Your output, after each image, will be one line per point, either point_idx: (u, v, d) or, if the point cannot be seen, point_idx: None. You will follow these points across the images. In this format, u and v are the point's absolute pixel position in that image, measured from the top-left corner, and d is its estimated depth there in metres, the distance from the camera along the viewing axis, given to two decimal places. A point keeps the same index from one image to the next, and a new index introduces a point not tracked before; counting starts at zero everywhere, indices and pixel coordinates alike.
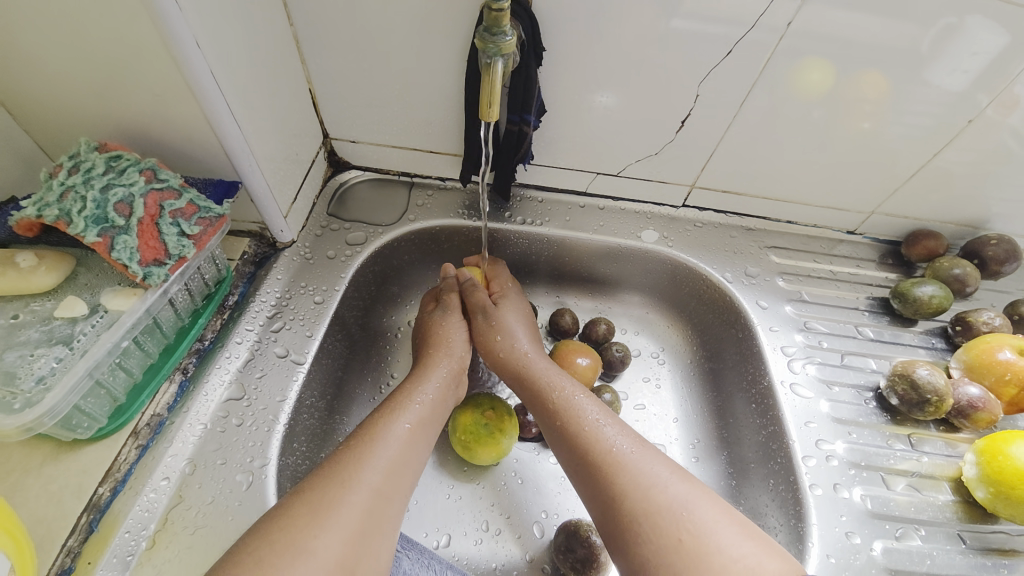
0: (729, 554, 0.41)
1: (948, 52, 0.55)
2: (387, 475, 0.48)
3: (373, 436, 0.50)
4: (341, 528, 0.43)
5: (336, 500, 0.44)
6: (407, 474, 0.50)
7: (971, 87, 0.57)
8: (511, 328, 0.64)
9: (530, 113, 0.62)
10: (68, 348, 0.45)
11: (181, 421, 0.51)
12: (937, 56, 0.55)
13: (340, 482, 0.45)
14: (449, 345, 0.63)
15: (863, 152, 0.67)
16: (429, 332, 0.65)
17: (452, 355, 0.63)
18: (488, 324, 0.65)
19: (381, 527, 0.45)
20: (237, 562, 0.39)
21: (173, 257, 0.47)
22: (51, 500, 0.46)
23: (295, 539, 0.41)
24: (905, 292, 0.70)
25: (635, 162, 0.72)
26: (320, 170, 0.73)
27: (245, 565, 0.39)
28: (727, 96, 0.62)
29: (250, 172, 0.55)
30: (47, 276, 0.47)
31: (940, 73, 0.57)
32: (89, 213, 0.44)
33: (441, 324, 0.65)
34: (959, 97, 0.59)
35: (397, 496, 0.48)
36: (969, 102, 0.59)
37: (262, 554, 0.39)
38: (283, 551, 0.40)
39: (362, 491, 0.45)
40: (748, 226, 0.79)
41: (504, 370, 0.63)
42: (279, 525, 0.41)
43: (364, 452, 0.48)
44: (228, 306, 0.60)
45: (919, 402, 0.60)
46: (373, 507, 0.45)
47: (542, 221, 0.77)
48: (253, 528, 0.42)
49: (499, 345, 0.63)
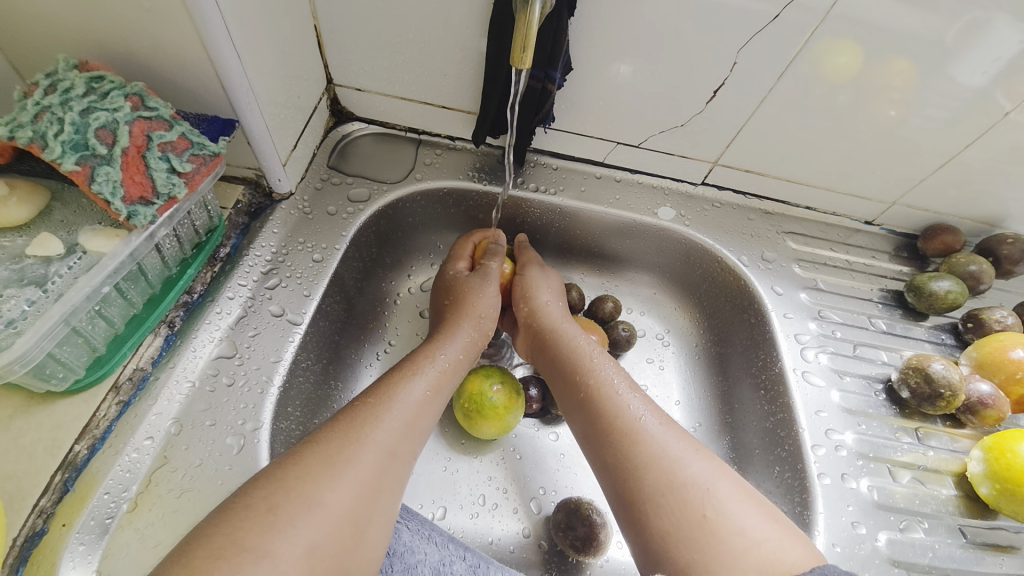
0: (751, 536, 0.39)
1: (973, 48, 0.52)
2: (401, 433, 0.46)
3: (389, 393, 0.48)
4: (352, 478, 0.40)
5: (349, 452, 0.42)
6: (419, 434, 0.48)
7: (989, 85, 0.55)
8: (543, 291, 0.65)
9: (557, 70, 0.57)
10: (41, 290, 0.40)
11: (167, 377, 0.48)
12: (960, 51, 0.53)
13: (356, 435, 0.43)
14: (479, 309, 0.61)
15: (893, 143, 0.63)
16: (458, 292, 0.63)
17: (480, 325, 0.61)
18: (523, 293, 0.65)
19: (392, 483, 0.43)
20: (246, 505, 0.36)
21: (161, 196, 0.43)
22: (22, 455, 0.42)
23: (308, 485, 0.38)
24: (920, 286, 0.68)
25: (659, 134, 0.67)
26: (321, 118, 0.67)
27: (256, 509, 0.36)
28: (763, 70, 0.58)
29: (247, 110, 0.50)
30: (20, 208, 0.42)
31: (965, 70, 0.54)
32: (66, 137, 0.39)
33: (472, 284, 0.63)
34: (976, 94, 0.56)
35: (409, 454, 0.46)
36: (987, 102, 0.56)
37: (274, 498, 0.37)
38: (297, 497, 0.37)
39: (375, 447, 0.43)
40: (766, 209, 0.76)
41: (536, 335, 0.62)
42: (292, 470, 0.39)
43: (380, 410, 0.46)
44: (219, 258, 0.56)
45: (931, 396, 0.59)
46: (386, 462, 0.43)
47: (556, 190, 0.73)
48: (263, 472, 0.39)
49: (533, 312, 0.63)
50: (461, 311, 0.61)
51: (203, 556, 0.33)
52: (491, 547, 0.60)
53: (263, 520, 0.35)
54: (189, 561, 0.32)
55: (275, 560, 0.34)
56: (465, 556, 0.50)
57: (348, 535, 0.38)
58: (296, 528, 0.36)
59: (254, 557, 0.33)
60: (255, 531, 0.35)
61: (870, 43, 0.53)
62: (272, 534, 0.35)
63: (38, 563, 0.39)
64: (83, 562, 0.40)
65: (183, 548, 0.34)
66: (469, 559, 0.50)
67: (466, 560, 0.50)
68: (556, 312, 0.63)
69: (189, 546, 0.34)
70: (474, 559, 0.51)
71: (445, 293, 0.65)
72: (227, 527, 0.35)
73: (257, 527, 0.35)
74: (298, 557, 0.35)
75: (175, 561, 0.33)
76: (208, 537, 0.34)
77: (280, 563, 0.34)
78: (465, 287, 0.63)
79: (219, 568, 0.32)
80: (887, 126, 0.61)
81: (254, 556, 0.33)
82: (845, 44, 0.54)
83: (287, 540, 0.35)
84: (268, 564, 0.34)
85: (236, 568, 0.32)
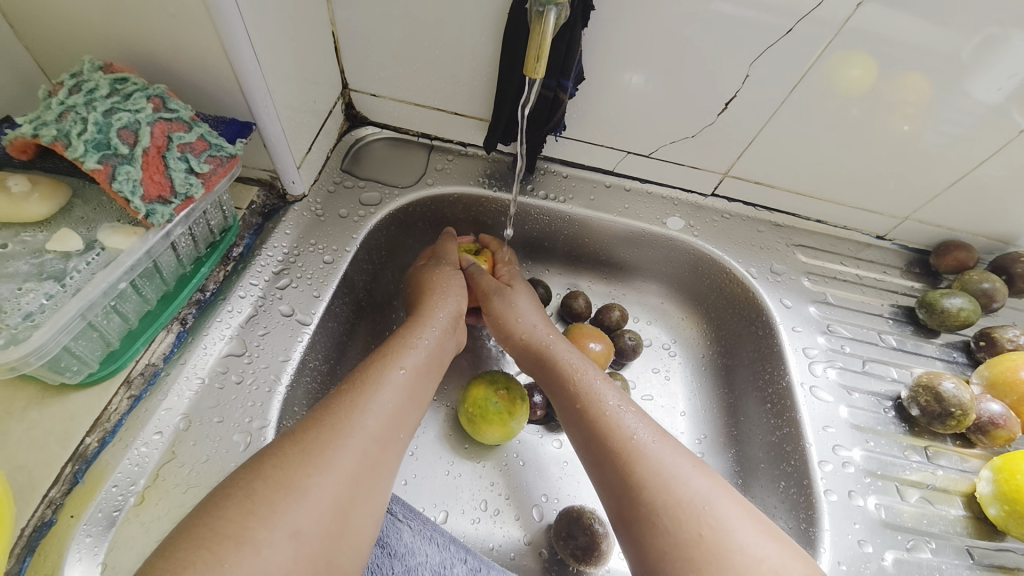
0: (751, 553, 0.39)
1: (990, 64, 0.52)
2: (384, 417, 0.46)
3: (369, 376, 0.48)
4: (334, 465, 0.41)
5: (329, 439, 0.42)
6: (406, 416, 0.48)
7: (1006, 101, 0.55)
8: (525, 311, 0.63)
9: (569, 79, 0.58)
10: (60, 285, 0.41)
11: (177, 373, 0.49)
12: (977, 67, 0.52)
13: (336, 422, 0.43)
14: (444, 290, 0.62)
15: (904, 158, 0.63)
16: (423, 283, 0.63)
17: (450, 300, 0.61)
18: (506, 304, 0.64)
19: (378, 467, 0.43)
20: (227, 495, 0.37)
21: (179, 195, 0.43)
22: (34, 446, 0.43)
23: (289, 475, 0.39)
24: (932, 303, 0.68)
25: (669, 144, 0.68)
26: (336, 122, 0.68)
27: (237, 497, 0.37)
28: (774, 84, 0.58)
29: (264, 114, 0.51)
30: (41, 204, 0.43)
31: (982, 85, 0.54)
32: (89, 137, 0.40)
33: (446, 283, 0.63)
34: (992, 110, 0.56)
35: (395, 438, 0.46)
36: (1005, 117, 0.56)
37: (254, 488, 0.38)
38: (276, 486, 0.38)
39: (358, 434, 0.43)
40: (776, 222, 0.75)
41: (524, 352, 0.62)
42: (273, 461, 0.40)
43: (360, 394, 0.46)
44: (232, 258, 0.56)
45: (941, 414, 0.58)
46: (369, 449, 0.43)
47: (565, 198, 0.73)
48: (246, 464, 0.40)
49: (515, 326, 0.62)
50: (430, 300, 0.61)
51: (186, 548, 0.34)
52: (492, 553, 0.60)
53: (243, 507, 0.36)
54: (173, 553, 0.34)
55: (258, 545, 0.35)
56: (465, 558, 0.50)
57: (335, 525, 0.39)
58: (277, 517, 0.37)
59: (235, 544, 0.35)
60: (236, 520, 0.36)
61: (885, 58, 0.53)
62: (253, 521, 0.36)
63: (46, 554, 0.40)
64: (90, 554, 0.40)
65: (166, 545, 0.35)
66: (469, 562, 0.50)
67: (467, 563, 0.50)
68: (544, 328, 0.62)
69: (173, 539, 0.35)
70: (474, 562, 0.50)
71: (416, 283, 0.64)
72: (209, 517, 0.36)
73: (239, 514, 0.36)
74: (282, 543, 0.36)
75: (156, 557, 0.34)
76: (190, 528, 0.35)
77: (263, 549, 0.35)
78: (435, 278, 0.63)
79: (202, 557, 0.34)
80: (900, 141, 0.61)
81: (237, 544, 0.35)
82: (858, 60, 0.54)
83: (270, 530, 0.36)
84: (252, 550, 0.35)
85: (221, 557, 0.34)
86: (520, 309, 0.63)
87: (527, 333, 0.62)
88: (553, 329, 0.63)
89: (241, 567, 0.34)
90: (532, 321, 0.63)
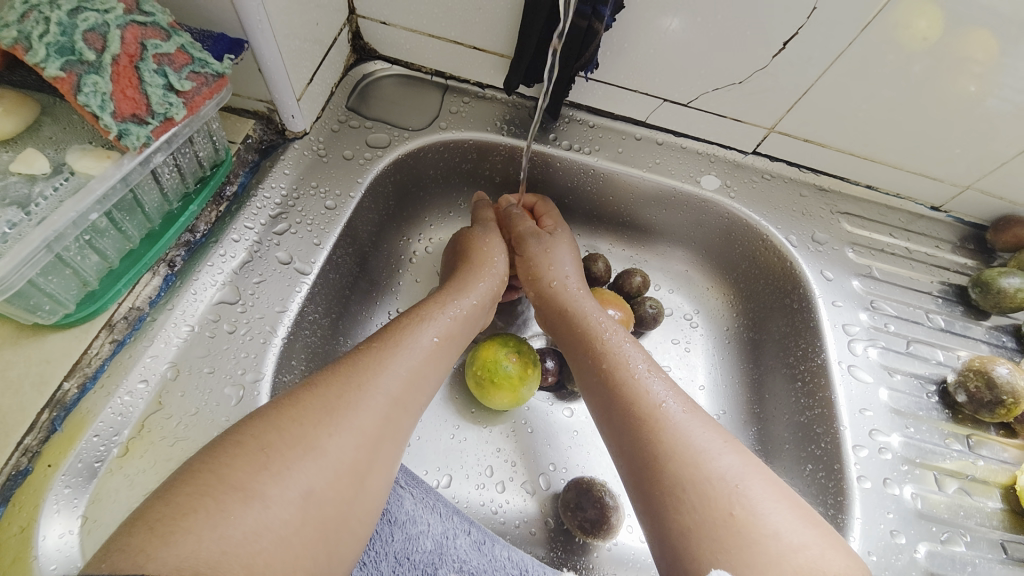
0: (786, 542, 0.35)
1: None
2: (408, 382, 0.43)
3: (397, 339, 0.45)
4: (355, 425, 0.38)
5: (351, 398, 0.39)
6: (429, 383, 0.45)
7: None
8: (561, 260, 0.60)
9: (607, 5, 0.49)
10: (23, 212, 0.37)
11: (164, 319, 0.45)
12: None
13: (359, 380, 0.40)
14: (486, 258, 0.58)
15: (970, 126, 0.55)
16: (465, 244, 0.60)
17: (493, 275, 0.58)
18: (541, 252, 0.60)
19: (397, 432, 0.41)
20: (237, 443, 0.34)
21: (157, 116, 0.39)
22: (9, 390, 0.40)
23: (306, 429, 0.36)
24: (988, 282, 0.61)
25: (712, 92, 0.60)
26: (341, 53, 0.61)
27: (249, 449, 0.34)
28: (831, 30, 0.50)
29: (257, 31, 0.45)
30: (5, 120, 0.38)
31: None
32: (52, 39, 0.34)
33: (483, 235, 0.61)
34: None
35: (416, 403, 0.43)
36: None
37: (266, 439, 0.34)
38: (292, 441, 0.35)
39: (379, 395, 0.40)
40: (821, 185, 0.68)
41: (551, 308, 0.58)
42: (286, 412, 0.36)
43: (386, 357, 0.43)
44: (225, 197, 0.52)
45: (991, 402, 0.54)
46: (390, 411, 0.40)
47: (591, 149, 0.66)
48: (254, 413, 0.36)
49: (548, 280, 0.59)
50: (472, 266, 0.57)
51: (189, 493, 0.31)
52: (496, 521, 0.58)
53: (255, 460, 0.33)
54: (173, 497, 0.30)
55: (266, 502, 0.32)
56: (469, 530, 0.48)
57: (348, 485, 0.36)
58: (289, 474, 0.33)
59: (242, 497, 0.31)
60: (247, 471, 0.32)
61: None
62: (264, 475, 0.33)
63: (21, 504, 0.37)
64: (69, 506, 0.38)
65: (170, 483, 0.32)
66: (472, 535, 0.48)
67: (470, 535, 0.48)
68: (575, 281, 0.59)
69: (177, 480, 0.32)
70: (478, 535, 0.48)
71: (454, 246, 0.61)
72: (219, 465, 0.32)
73: (249, 466, 0.33)
74: (290, 502, 0.33)
75: (157, 497, 0.30)
76: (197, 474, 0.32)
77: (271, 505, 0.32)
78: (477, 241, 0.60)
79: (203, 505, 0.30)
80: (966, 106, 0.53)
81: (244, 496, 0.31)
82: (937, 2, 0.45)
83: (279, 486, 0.33)
84: (258, 506, 0.31)
85: (222, 507, 0.30)
86: (555, 257, 0.60)
87: (557, 284, 0.58)
88: (584, 284, 0.60)
89: (249, 522, 0.31)
90: (565, 271, 0.59)
